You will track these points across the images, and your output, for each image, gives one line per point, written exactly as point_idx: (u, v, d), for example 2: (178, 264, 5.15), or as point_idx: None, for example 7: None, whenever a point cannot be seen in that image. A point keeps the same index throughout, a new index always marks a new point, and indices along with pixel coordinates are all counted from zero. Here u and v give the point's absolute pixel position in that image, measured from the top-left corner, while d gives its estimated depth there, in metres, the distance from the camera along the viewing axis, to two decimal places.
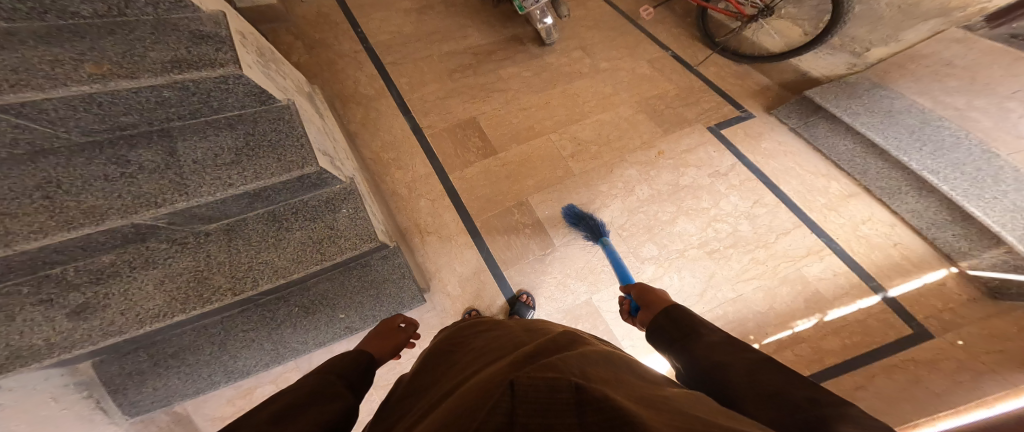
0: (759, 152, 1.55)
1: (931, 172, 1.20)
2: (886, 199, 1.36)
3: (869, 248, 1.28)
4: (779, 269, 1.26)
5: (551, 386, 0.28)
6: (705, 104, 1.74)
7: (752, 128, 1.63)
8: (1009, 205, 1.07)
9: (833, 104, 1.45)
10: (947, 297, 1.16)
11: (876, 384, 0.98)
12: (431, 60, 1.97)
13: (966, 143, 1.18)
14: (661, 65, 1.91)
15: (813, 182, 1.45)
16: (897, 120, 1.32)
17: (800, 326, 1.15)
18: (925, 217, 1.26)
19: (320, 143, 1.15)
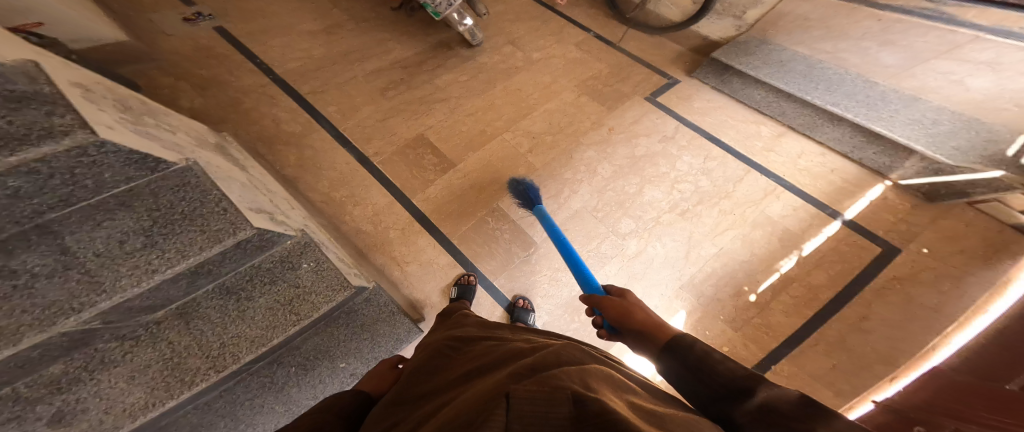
0: (694, 113, 1.65)
1: (835, 104, 1.41)
2: (809, 132, 1.53)
3: (813, 178, 1.42)
4: (747, 215, 1.33)
5: (549, 400, 0.29)
6: (636, 75, 1.79)
7: (682, 92, 1.73)
8: (904, 120, 1.31)
9: (737, 61, 1.64)
10: (893, 207, 1.31)
11: (879, 311, 1.09)
12: (358, 81, 1.85)
13: (851, 77, 1.45)
14: (587, 46, 1.93)
15: (746, 129, 1.58)
16: (789, 68, 1.56)
17: (784, 267, 1.19)
18: (839, 144, 1.47)
19: (251, 201, 1.03)
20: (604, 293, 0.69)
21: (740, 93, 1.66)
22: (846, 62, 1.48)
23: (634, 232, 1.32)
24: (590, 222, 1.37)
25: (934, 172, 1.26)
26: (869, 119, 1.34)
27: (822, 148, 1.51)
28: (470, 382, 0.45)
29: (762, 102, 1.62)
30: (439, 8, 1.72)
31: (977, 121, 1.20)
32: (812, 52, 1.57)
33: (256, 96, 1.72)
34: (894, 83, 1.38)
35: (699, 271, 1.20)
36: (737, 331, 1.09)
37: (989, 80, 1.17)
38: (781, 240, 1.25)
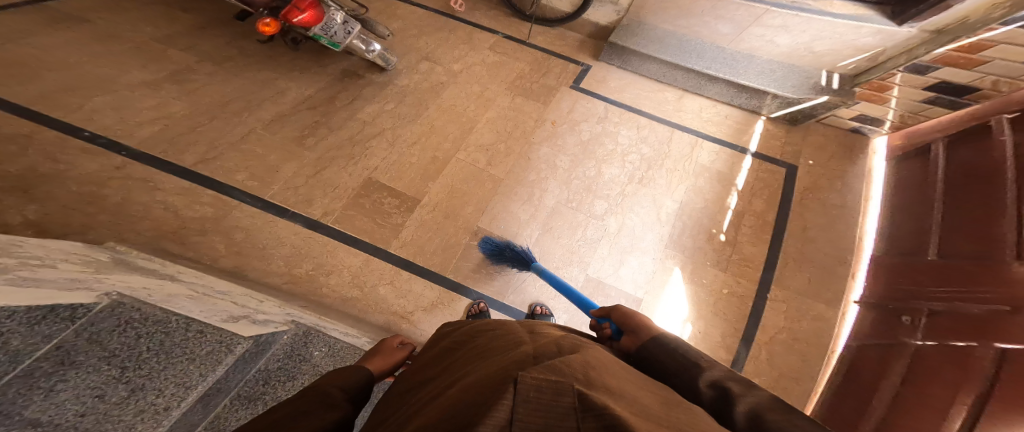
0: (614, 90, 1.75)
1: (709, 69, 1.64)
2: (697, 90, 1.72)
3: (717, 125, 1.65)
4: (688, 168, 1.51)
5: (555, 393, 0.34)
6: (555, 68, 1.85)
7: (597, 74, 1.81)
8: (754, 72, 1.61)
9: (625, 41, 1.73)
10: (774, 136, 1.61)
11: (811, 217, 1.38)
12: (259, 134, 1.55)
13: (704, 46, 1.68)
14: (499, 49, 1.94)
15: (655, 98, 1.73)
16: (667, 43, 1.72)
17: (733, 204, 1.41)
18: (722, 97, 1.69)
19: (216, 311, 0.79)
20: (613, 305, 0.83)
21: (633, 68, 1.79)
22: (699, 33, 1.67)
23: (609, 208, 1.42)
24: (568, 213, 1.43)
25: (786, 104, 1.59)
26: (738, 76, 1.61)
27: (711, 102, 1.72)
28: (471, 366, 0.52)
29: (656, 73, 1.76)
30: (336, 38, 1.57)
31: (793, 67, 1.61)
32: (668, 28, 1.72)
33: (118, 182, 1.32)
34: (734, 46, 1.65)
35: (672, 227, 1.36)
36: (725, 270, 1.27)
37: (788, 38, 1.52)
38: (720, 181, 1.47)
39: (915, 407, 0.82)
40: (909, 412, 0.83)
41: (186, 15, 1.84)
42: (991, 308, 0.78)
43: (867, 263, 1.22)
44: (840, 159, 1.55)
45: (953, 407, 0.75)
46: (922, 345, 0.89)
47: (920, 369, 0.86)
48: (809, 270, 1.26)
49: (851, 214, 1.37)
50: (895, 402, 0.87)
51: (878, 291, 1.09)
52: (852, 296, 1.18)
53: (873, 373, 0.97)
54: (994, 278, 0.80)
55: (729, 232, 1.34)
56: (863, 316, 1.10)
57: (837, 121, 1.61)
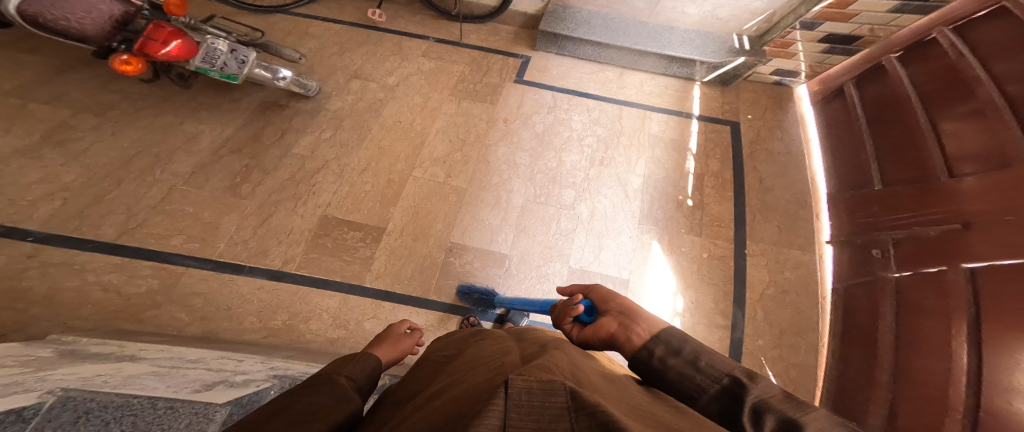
0: (559, 75, 1.71)
1: (639, 45, 1.62)
2: (633, 66, 1.70)
3: (658, 96, 1.63)
4: (643, 139, 1.49)
5: (545, 390, 0.26)
6: (495, 65, 1.79)
7: (538, 64, 1.76)
8: (677, 42, 1.63)
9: (555, 28, 1.67)
10: (712, 97, 1.63)
11: (762, 168, 1.43)
12: (182, 191, 1.35)
13: (628, 23, 1.68)
14: (434, 55, 1.85)
15: (598, 79, 1.69)
16: (593, 24, 1.68)
17: (693, 169, 1.42)
18: (657, 69, 1.68)
19: (186, 382, 0.65)
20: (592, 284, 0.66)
21: (572, 52, 1.74)
22: (620, 11, 1.67)
23: (578, 194, 1.37)
24: (540, 209, 1.36)
25: (713, 68, 1.62)
26: (660, 47, 1.61)
27: (649, 75, 1.70)
28: (452, 377, 0.44)
29: (591, 55, 1.72)
30: (228, 70, 1.38)
31: (710, 35, 1.64)
32: (595, 8, 1.69)
33: (35, 272, 1.14)
34: (653, 20, 1.66)
35: (642, 201, 1.35)
36: (700, 234, 1.30)
37: (695, 8, 1.56)
38: (675, 149, 1.47)
39: (915, 341, 0.79)
40: (911, 347, 0.80)
41: (41, 62, 1.53)
42: (945, 229, 0.82)
43: (826, 204, 1.26)
44: (773, 108, 1.61)
45: (949, 334, 0.73)
46: (895, 276, 0.90)
47: (905, 301, 0.86)
48: (776, 220, 1.32)
49: (796, 158, 1.45)
50: (896, 341, 0.84)
51: (843, 228, 1.13)
52: (823, 238, 1.22)
53: (865, 315, 0.95)
54: (948, 198, 0.84)
55: (695, 196, 1.36)
56: (837, 254, 1.13)
57: (759, 77, 1.66)
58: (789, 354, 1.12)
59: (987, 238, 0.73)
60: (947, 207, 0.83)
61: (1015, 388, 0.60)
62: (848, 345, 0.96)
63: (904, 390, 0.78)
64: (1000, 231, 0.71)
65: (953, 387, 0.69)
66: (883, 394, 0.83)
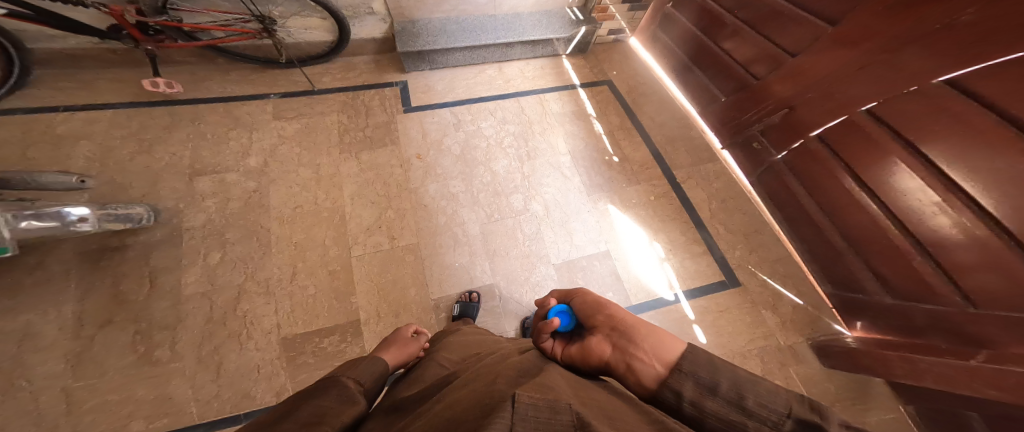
0: (444, 91, 1.65)
1: (499, 39, 1.63)
2: (506, 58, 1.74)
3: (540, 75, 1.71)
4: (547, 119, 1.57)
5: (552, 409, 0.32)
6: (371, 103, 1.63)
7: (419, 85, 1.68)
8: (528, 26, 1.67)
9: (415, 45, 1.58)
10: (580, 66, 1.77)
11: (649, 110, 1.62)
12: (73, 397, 0.96)
13: (478, 21, 1.68)
14: (291, 112, 1.55)
15: (481, 80, 1.69)
16: (449, 30, 1.63)
17: (601, 129, 1.55)
18: (526, 55, 1.75)
19: None
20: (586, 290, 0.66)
21: (441, 61, 1.70)
22: (467, 11, 1.67)
23: (526, 196, 1.38)
24: (496, 226, 1.34)
25: (569, 41, 1.74)
26: (513, 35, 1.64)
27: (524, 62, 1.77)
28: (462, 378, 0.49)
29: (463, 61, 1.71)
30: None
31: (550, 12, 1.73)
32: (442, 15, 1.66)
33: None
34: (500, 11, 1.69)
35: (581, 175, 1.42)
36: (637, 184, 1.40)
37: None
38: (579, 118, 1.58)
39: (830, 200, 1.07)
40: (840, 210, 1.05)
41: None
42: (782, 114, 1.19)
43: (703, 120, 1.54)
44: (623, 61, 1.80)
45: (843, 183, 1.03)
46: (782, 159, 1.21)
47: (799, 172, 1.16)
48: (682, 144, 1.51)
49: (663, 93, 1.68)
50: (820, 206, 1.10)
51: (728, 134, 1.41)
52: (717, 147, 1.48)
53: (783, 192, 1.22)
54: (772, 92, 1.21)
55: (614, 151, 1.48)
56: (734, 156, 1.41)
57: (601, 38, 1.83)
58: (766, 253, 1.24)
59: (812, 112, 1.10)
60: (776, 101, 1.21)
61: (923, 213, 0.85)
62: (795, 224, 1.19)
63: (860, 247, 1.00)
64: (814, 106, 1.09)
65: (888, 232, 0.93)
66: (853, 257, 1.03)
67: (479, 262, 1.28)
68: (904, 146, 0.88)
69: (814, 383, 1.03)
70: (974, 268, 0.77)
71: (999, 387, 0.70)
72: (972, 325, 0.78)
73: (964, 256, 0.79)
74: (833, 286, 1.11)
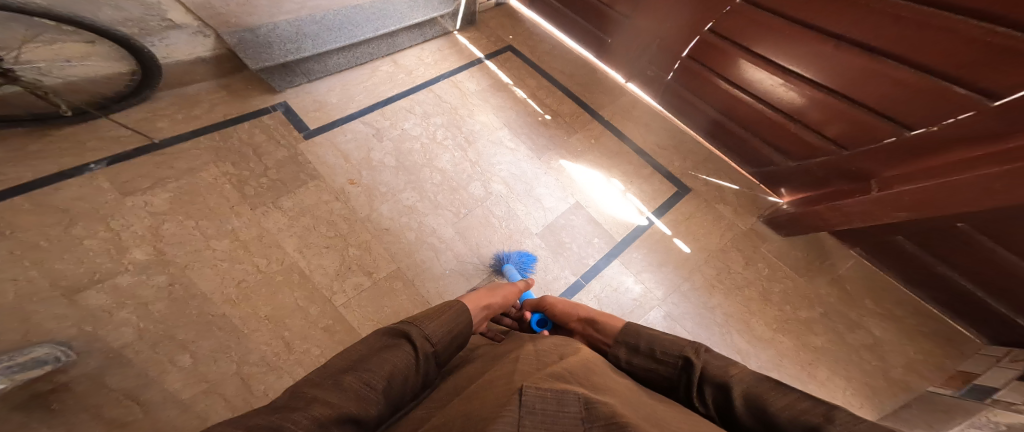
0: (347, 99, 1.45)
1: (381, 29, 1.48)
2: (396, 49, 1.60)
3: (439, 57, 1.64)
4: (468, 100, 1.54)
5: (560, 401, 0.37)
6: (254, 136, 1.28)
7: (305, 103, 1.40)
8: (401, 11, 1.55)
9: (281, 54, 1.28)
10: (475, 38, 1.74)
11: (555, 65, 1.71)
12: None
13: (339, 16, 1.43)
14: (146, 181, 1.09)
15: (380, 78, 1.53)
16: (312, 32, 1.36)
17: (523, 94, 1.60)
18: (412, 42, 1.63)
19: None
20: (547, 296, 0.87)
21: (320, 63, 1.43)
22: (322, 6, 1.38)
23: (484, 181, 1.36)
24: (466, 220, 1.29)
25: (454, 15, 1.69)
26: (391, 24, 1.50)
27: (417, 48, 1.65)
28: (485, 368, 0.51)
29: (345, 63, 1.50)
30: None
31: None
32: (290, 16, 1.32)
33: None
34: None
35: (524, 142, 1.46)
36: (575, 132, 1.51)
37: None
38: (498, 89, 1.59)
39: (720, 101, 1.35)
40: (730, 108, 1.34)
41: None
42: (658, 44, 1.43)
43: (601, 62, 1.70)
44: (516, 24, 1.84)
45: (721, 87, 1.31)
46: (672, 80, 1.47)
47: (688, 86, 1.43)
48: (594, 88, 1.64)
49: (560, 47, 1.78)
50: (715, 107, 1.38)
51: (628, 70, 1.61)
52: (622, 81, 1.66)
53: (685, 105, 1.48)
54: (642, 29, 1.45)
55: (545, 109, 1.56)
56: (638, 88, 1.62)
57: (484, 5, 1.81)
58: (694, 157, 1.48)
59: (678, 41, 1.36)
60: (650, 35, 1.44)
61: (778, 94, 1.17)
62: (702, 125, 1.47)
63: (755, 129, 1.31)
64: (676, 33, 1.35)
65: (766, 113, 1.24)
66: (754, 138, 1.34)
67: (469, 261, 1.22)
68: (746, 54, 1.18)
69: (785, 254, 1.27)
70: (830, 121, 1.09)
71: (903, 208, 0.96)
72: (851, 162, 1.11)
73: (820, 116, 1.11)
74: (753, 166, 1.41)
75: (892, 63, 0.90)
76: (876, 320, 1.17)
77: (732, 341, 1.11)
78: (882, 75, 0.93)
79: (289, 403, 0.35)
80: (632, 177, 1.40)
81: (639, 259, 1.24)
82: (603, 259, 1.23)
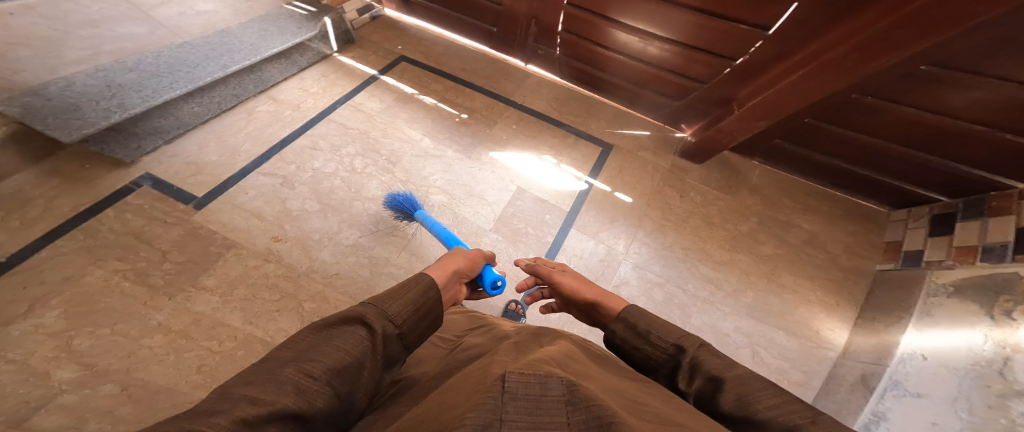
0: (233, 152, 1.28)
1: (231, 63, 1.27)
2: (267, 84, 1.45)
3: (326, 82, 1.54)
4: (376, 121, 1.48)
5: (543, 383, 0.30)
6: (133, 222, 1.06)
7: (182, 169, 1.20)
8: (244, 41, 1.37)
9: (94, 117, 0.99)
10: (361, 55, 1.67)
11: (452, 65, 1.70)
12: None
13: (162, 58, 1.18)
14: (20, 305, 0.87)
15: (265, 119, 1.38)
16: (135, 81, 1.10)
17: (432, 100, 1.58)
18: (282, 75, 1.50)
19: None
20: (547, 267, 0.82)
21: (171, 115, 1.24)
22: (129, 49, 1.13)
23: (422, 196, 1.31)
24: (417, 240, 1.23)
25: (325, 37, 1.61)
26: (241, 59, 1.30)
27: (295, 78, 1.53)
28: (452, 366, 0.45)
29: (203, 113, 1.30)
30: None
31: (266, 17, 1.51)
32: (84, 67, 1.04)
33: None
34: (185, 34, 1.26)
35: (449, 146, 1.44)
36: (495, 121, 1.52)
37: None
38: (405, 101, 1.56)
39: (603, 65, 1.49)
40: (613, 69, 1.48)
41: None
42: (535, 24, 1.51)
43: (495, 52, 1.75)
44: (398, 33, 1.79)
45: (600, 53, 1.44)
46: (561, 53, 1.57)
47: (574, 57, 1.54)
48: (496, 77, 1.68)
49: (453, 46, 1.78)
50: (602, 71, 1.52)
51: (522, 52, 1.66)
52: (521, 64, 1.72)
53: (580, 72, 1.59)
54: (517, 16, 1.52)
55: (459, 110, 1.55)
56: (535, 67, 1.70)
57: (359, 20, 1.74)
58: (609, 116, 1.58)
59: (550, 16, 1.44)
60: (526, 16, 1.51)
61: (643, 50, 1.33)
62: (600, 88, 1.60)
63: (639, 82, 1.47)
64: (547, 11, 1.43)
65: (641, 68, 1.40)
66: (640, 90, 1.49)
67: None
68: (607, 23, 1.32)
69: (708, 178, 1.43)
70: (687, 65, 1.30)
71: (761, 118, 1.18)
72: (713, 93, 1.33)
73: (683, 64, 1.30)
74: (649, 113, 1.56)
75: (705, 17, 1.13)
76: (789, 207, 1.38)
77: (694, 267, 1.22)
78: (705, 27, 1.16)
79: (213, 406, 0.27)
80: (562, 148, 1.45)
81: (592, 221, 1.29)
82: (560, 232, 1.26)
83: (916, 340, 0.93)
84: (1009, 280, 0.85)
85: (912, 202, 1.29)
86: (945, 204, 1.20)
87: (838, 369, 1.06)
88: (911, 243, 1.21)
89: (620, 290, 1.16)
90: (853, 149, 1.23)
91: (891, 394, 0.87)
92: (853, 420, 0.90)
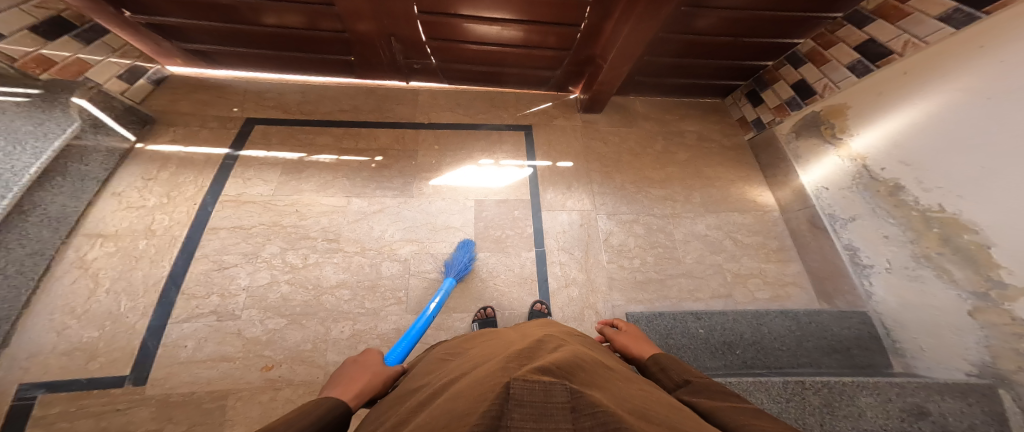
0: (113, 318, 1.06)
1: None
2: (71, 220, 1.13)
3: (171, 184, 1.28)
4: (281, 207, 1.30)
5: (547, 392, 0.37)
6: (80, 425, 0.92)
7: (62, 363, 0.98)
8: None
9: None
10: (191, 134, 1.39)
11: (321, 109, 1.53)
12: None
13: None
14: None
15: (111, 264, 1.13)
16: None
17: (331, 155, 1.42)
18: (76, 206, 1.14)
19: None
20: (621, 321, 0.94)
21: None
22: None
23: (389, 257, 1.24)
24: (414, 297, 1.18)
25: (95, 125, 1.21)
26: None
27: (109, 193, 1.22)
28: (462, 368, 0.54)
29: (11, 298, 0.98)
30: None
31: None
32: None
33: None
34: None
35: (382, 196, 1.35)
36: (408, 149, 1.46)
37: None
38: (295, 169, 1.38)
39: (480, 57, 1.49)
40: (489, 59, 1.50)
41: None
42: (391, 40, 1.38)
43: (359, 78, 1.61)
44: (218, 95, 1.51)
45: (471, 47, 1.43)
46: (435, 60, 1.51)
47: (445, 58, 1.50)
48: (377, 105, 1.57)
49: (308, 88, 1.58)
50: (479, 64, 1.53)
51: (392, 72, 1.57)
52: (394, 82, 1.63)
53: (457, 72, 1.58)
54: (366, 38, 1.37)
55: (368, 154, 1.43)
56: (409, 79, 1.62)
57: (134, 91, 1.39)
58: (508, 102, 1.65)
59: (408, 29, 1.33)
60: (380, 35, 1.35)
61: (509, 34, 1.37)
62: (482, 78, 1.62)
63: (516, 64, 1.54)
64: (401, 26, 1.31)
65: (513, 50, 1.45)
66: (521, 70, 1.56)
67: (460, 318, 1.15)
68: (465, 19, 1.29)
69: (612, 121, 1.64)
70: (551, 40, 1.39)
71: (621, 66, 1.37)
72: (581, 55, 1.47)
73: (538, 38, 1.38)
74: (536, 86, 1.66)
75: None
76: (675, 116, 1.70)
77: (648, 194, 1.44)
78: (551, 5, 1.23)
79: None
80: (489, 147, 1.49)
81: (552, 197, 1.39)
82: (533, 217, 1.34)
83: (813, 179, 1.33)
84: (815, 117, 1.34)
85: (733, 88, 1.74)
86: (744, 85, 1.71)
87: (790, 223, 1.41)
88: (750, 114, 1.65)
89: (610, 240, 1.32)
90: (687, 66, 1.55)
91: (843, 229, 1.22)
92: (843, 263, 1.22)
